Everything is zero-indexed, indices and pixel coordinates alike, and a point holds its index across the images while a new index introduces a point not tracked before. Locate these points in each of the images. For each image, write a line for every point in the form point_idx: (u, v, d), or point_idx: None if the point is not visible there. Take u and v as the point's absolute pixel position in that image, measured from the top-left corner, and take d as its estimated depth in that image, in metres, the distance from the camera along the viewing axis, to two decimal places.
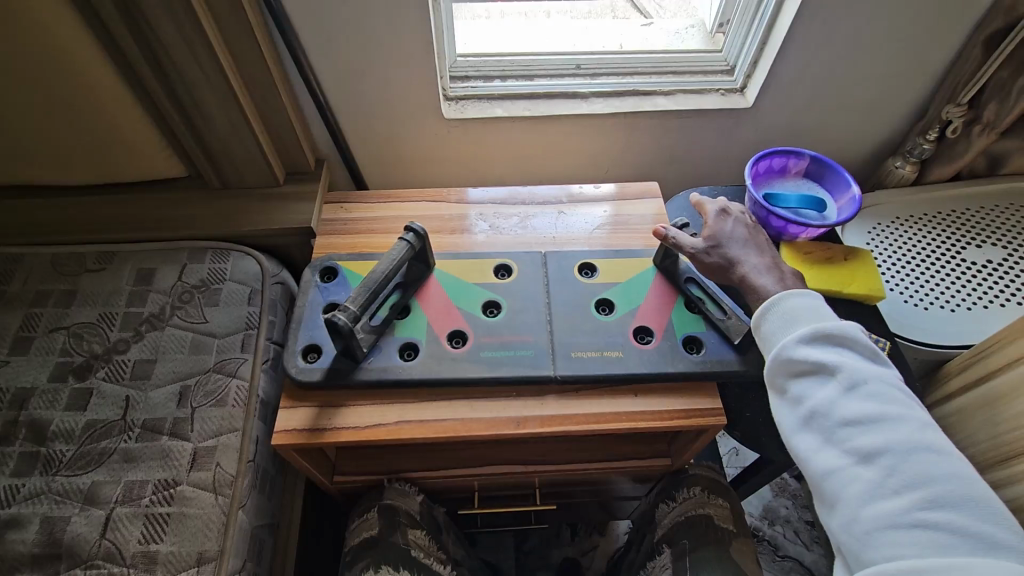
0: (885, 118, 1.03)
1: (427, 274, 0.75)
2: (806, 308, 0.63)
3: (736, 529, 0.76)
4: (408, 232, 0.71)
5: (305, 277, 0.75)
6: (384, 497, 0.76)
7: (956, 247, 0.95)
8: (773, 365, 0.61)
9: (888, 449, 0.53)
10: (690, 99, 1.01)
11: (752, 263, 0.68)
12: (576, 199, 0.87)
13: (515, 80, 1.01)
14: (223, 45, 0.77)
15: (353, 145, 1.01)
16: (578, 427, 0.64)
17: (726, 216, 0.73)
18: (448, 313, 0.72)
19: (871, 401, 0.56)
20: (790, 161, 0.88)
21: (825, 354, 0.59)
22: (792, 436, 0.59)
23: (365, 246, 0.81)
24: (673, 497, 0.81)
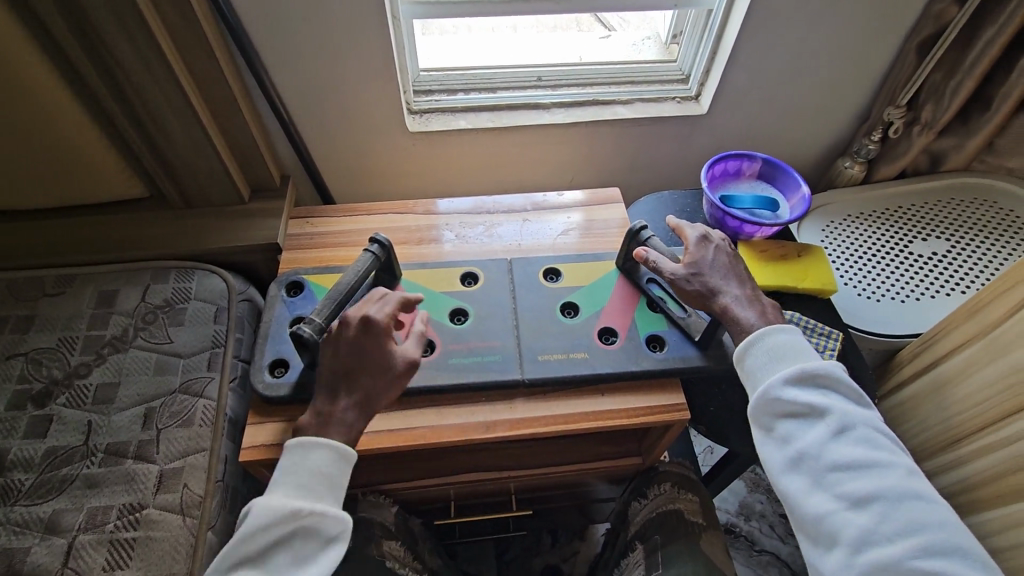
0: (832, 122, 1.08)
1: (394, 284, 0.76)
2: (790, 346, 0.64)
3: (705, 522, 0.78)
4: (373, 243, 0.71)
5: (271, 292, 0.75)
6: (359, 510, 0.76)
7: (903, 241, 1.00)
8: (761, 404, 0.62)
9: (879, 496, 0.56)
10: (649, 107, 1.04)
11: (732, 295, 0.68)
12: (541, 208, 0.89)
13: (477, 93, 1.03)
14: (181, 60, 0.77)
15: (320, 160, 1.02)
16: (546, 429, 0.65)
17: (707, 242, 0.72)
18: (415, 323, 0.73)
19: (859, 447, 0.59)
20: (744, 164, 0.91)
21: (811, 396, 0.61)
22: (780, 476, 0.60)
23: (332, 259, 0.81)
24: (644, 494, 0.82)
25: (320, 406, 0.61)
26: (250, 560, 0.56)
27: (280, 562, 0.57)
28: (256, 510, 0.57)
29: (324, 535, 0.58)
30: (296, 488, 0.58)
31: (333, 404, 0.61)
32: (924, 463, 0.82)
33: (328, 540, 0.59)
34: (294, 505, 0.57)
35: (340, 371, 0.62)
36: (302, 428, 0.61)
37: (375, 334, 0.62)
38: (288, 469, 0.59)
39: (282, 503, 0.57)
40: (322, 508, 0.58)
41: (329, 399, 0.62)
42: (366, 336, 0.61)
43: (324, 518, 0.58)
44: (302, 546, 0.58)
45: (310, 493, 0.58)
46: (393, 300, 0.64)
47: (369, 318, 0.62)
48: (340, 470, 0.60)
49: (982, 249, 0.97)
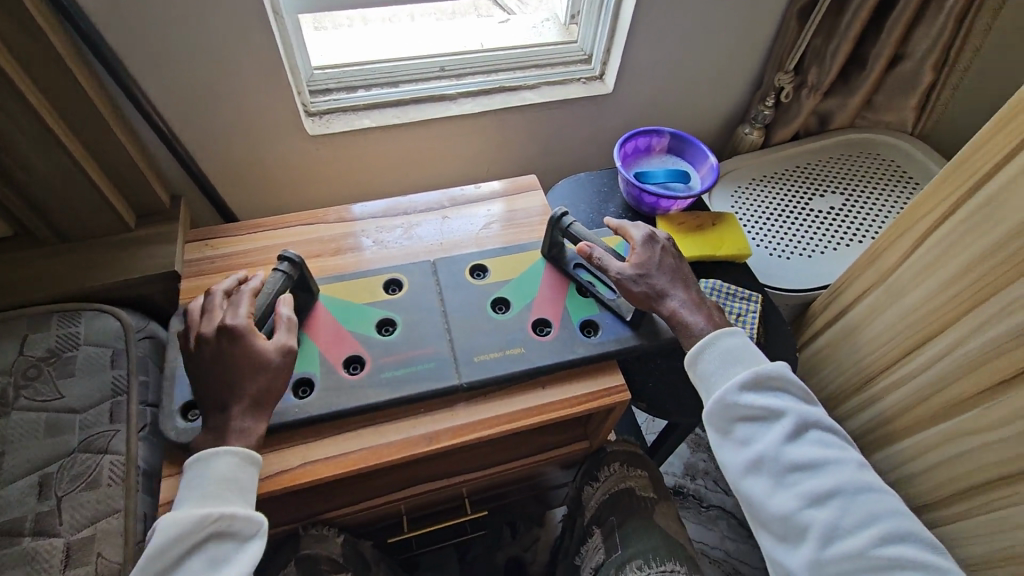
0: (729, 91, 1.12)
1: (312, 302, 0.71)
2: (738, 349, 0.66)
3: (657, 495, 0.80)
4: (282, 261, 0.66)
5: (173, 327, 0.68)
6: (301, 548, 0.71)
7: (804, 200, 1.07)
8: (719, 410, 0.64)
9: (836, 491, 0.60)
10: (555, 90, 1.04)
11: (679, 299, 0.69)
12: (459, 203, 0.86)
13: (379, 88, 0.98)
14: (23, 75, 0.67)
15: (214, 175, 0.93)
16: (490, 432, 0.64)
17: (652, 243, 0.72)
18: (340, 340, 0.68)
19: (813, 446, 0.62)
20: (653, 139, 0.93)
21: (765, 399, 0.64)
22: (743, 478, 0.63)
23: None
24: (595, 477, 0.83)
25: (212, 420, 0.58)
26: (166, 574, 0.54)
27: (195, 570, 0.54)
28: (163, 526, 0.54)
29: (238, 538, 0.56)
30: (203, 495, 0.56)
31: (225, 413, 0.58)
32: (842, 405, 0.89)
33: (243, 542, 0.56)
34: (201, 511, 0.54)
35: (218, 382, 0.59)
36: (200, 447, 0.58)
37: (237, 335, 0.59)
38: (191, 480, 0.56)
39: (188, 513, 0.54)
40: (230, 511, 0.55)
41: (220, 411, 0.59)
42: (228, 343, 0.59)
43: (234, 521, 0.55)
44: (217, 551, 0.55)
45: (218, 499, 0.55)
46: (245, 300, 0.62)
47: (226, 326, 0.60)
48: (247, 473, 0.57)
49: (873, 201, 1.05)
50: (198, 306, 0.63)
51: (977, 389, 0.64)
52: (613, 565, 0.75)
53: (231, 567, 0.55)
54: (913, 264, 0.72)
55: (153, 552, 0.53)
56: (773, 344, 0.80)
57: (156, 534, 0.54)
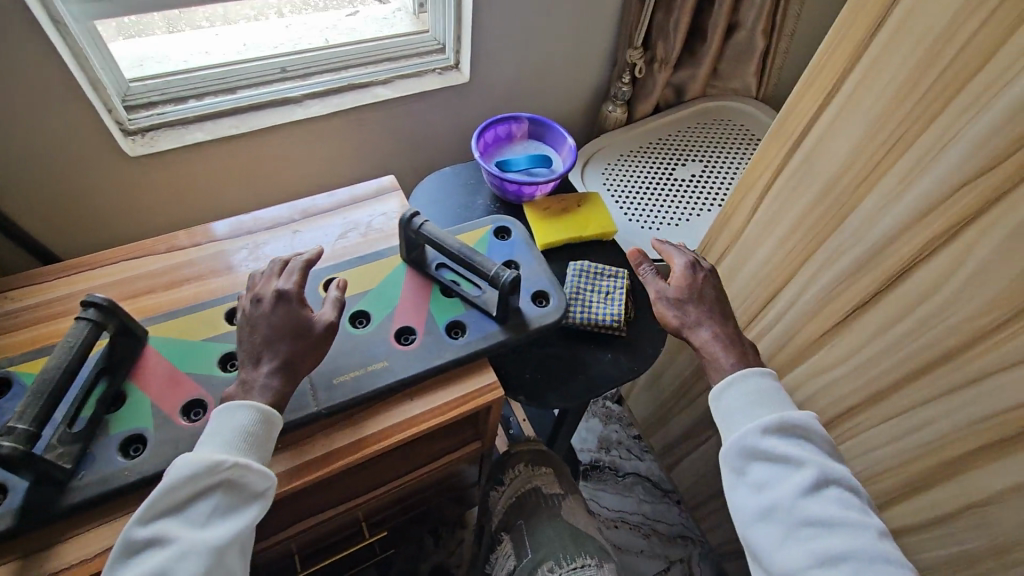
0: (587, 71, 1.13)
1: (139, 348, 0.63)
2: (768, 393, 0.66)
3: (563, 490, 0.80)
4: (86, 307, 0.58)
5: None
6: None
7: (668, 170, 1.10)
8: (736, 446, 0.64)
9: (847, 556, 0.55)
10: (410, 83, 1.00)
11: (711, 329, 0.71)
12: (311, 214, 0.80)
13: (214, 97, 0.89)
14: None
15: (21, 212, 0.81)
16: (355, 456, 0.60)
17: (695, 271, 0.75)
18: (177, 384, 0.61)
19: (833, 506, 0.59)
20: (512, 126, 0.92)
21: (788, 446, 0.62)
22: (753, 524, 0.61)
23: (52, 336, 0.65)
24: (501, 481, 0.82)
25: (243, 374, 0.58)
26: (168, 515, 0.51)
27: (201, 516, 0.52)
28: (180, 464, 0.52)
29: (246, 495, 0.54)
30: (219, 442, 0.54)
31: (256, 368, 0.57)
32: None
33: (249, 501, 0.54)
34: (216, 457, 0.52)
35: (261, 339, 0.58)
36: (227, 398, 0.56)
37: (289, 300, 0.60)
38: (215, 426, 0.54)
39: (205, 455, 0.52)
40: (246, 461, 0.53)
41: (253, 366, 0.58)
42: (276, 306, 0.59)
43: (248, 472, 0.53)
44: (224, 502, 0.53)
45: (236, 448, 0.54)
46: (300, 269, 0.62)
47: (277, 291, 0.60)
48: (268, 430, 0.56)
49: (726, 163, 1.10)
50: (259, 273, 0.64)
51: (823, 330, 0.69)
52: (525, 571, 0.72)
53: (235, 521, 0.52)
54: (756, 224, 0.75)
55: (165, 488, 0.51)
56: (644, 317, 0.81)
57: (174, 469, 0.52)
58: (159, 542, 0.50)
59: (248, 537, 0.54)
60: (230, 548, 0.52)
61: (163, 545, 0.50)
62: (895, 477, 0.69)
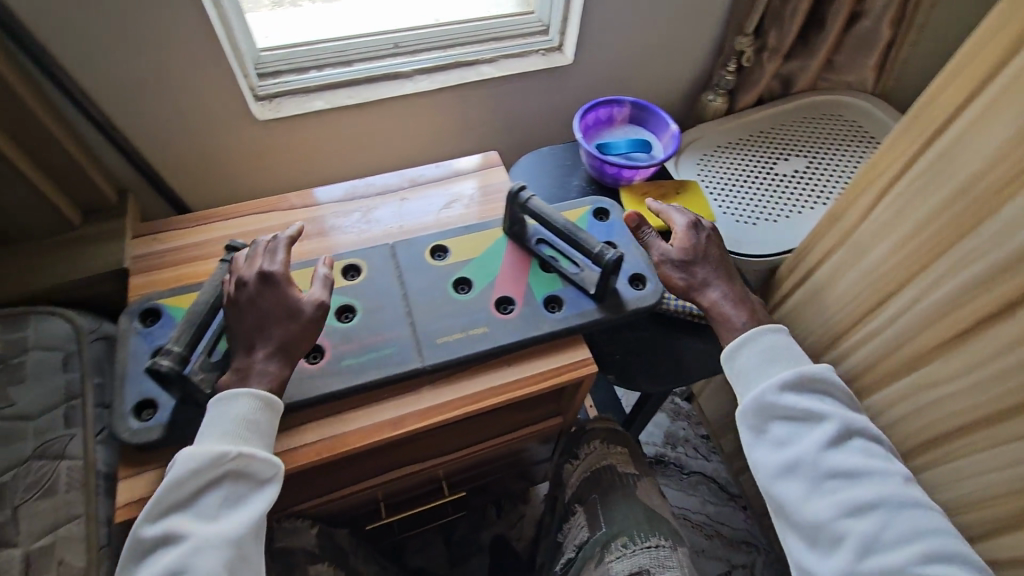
0: (692, 58, 1.11)
1: None
2: (780, 349, 0.70)
3: (638, 471, 0.81)
4: (229, 251, 0.67)
5: (122, 325, 0.66)
6: (275, 540, 0.71)
7: (768, 164, 1.07)
8: (759, 405, 0.68)
9: (876, 504, 0.62)
10: (514, 63, 1.01)
11: (719, 290, 0.73)
12: (416, 185, 0.84)
13: (331, 69, 0.95)
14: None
15: (163, 167, 0.90)
16: (453, 413, 0.64)
17: (697, 229, 0.75)
18: None
19: (856, 456, 0.65)
20: (614, 110, 0.92)
21: (808, 402, 0.67)
22: (777, 478, 0.66)
23: (191, 276, 0.72)
24: (575, 455, 0.85)
25: (237, 361, 0.59)
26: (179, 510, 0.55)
27: (212, 507, 0.55)
28: (181, 461, 0.55)
29: (254, 481, 0.57)
30: (221, 434, 0.56)
31: (250, 354, 0.59)
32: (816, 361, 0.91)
33: (258, 485, 0.57)
34: (220, 448, 0.55)
35: (252, 325, 0.59)
36: (224, 387, 0.58)
37: (275, 282, 0.60)
38: (213, 418, 0.57)
39: (209, 448, 0.55)
40: (249, 451, 0.56)
41: (247, 352, 0.59)
42: (260, 289, 0.60)
43: (252, 461, 0.56)
44: (235, 490, 0.56)
45: (237, 439, 0.56)
46: (282, 247, 0.62)
47: (263, 272, 0.60)
48: (269, 416, 0.58)
49: (831, 161, 1.06)
50: (243, 254, 0.64)
51: (940, 340, 0.66)
52: (597, 543, 0.74)
53: (248, 507, 0.56)
54: (871, 224, 0.72)
55: (172, 483, 0.54)
56: None
57: (176, 465, 0.55)
58: (173, 537, 0.53)
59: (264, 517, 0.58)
60: (247, 531, 0.55)
61: (177, 541, 0.53)
62: (1011, 501, 0.65)
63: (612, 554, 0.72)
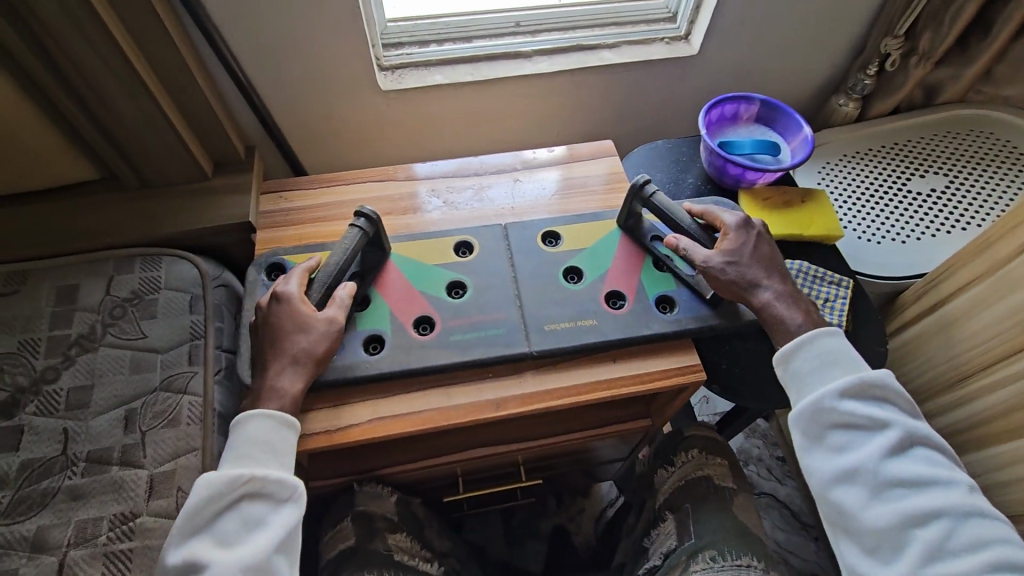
0: (826, 58, 1.03)
1: (384, 259, 0.71)
2: (839, 353, 0.64)
3: (737, 486, 0.78)
4: (359, 217, 0.66)
5: (250, 277, 0.70)
6: (356, 504, 0.74)
7: (901, 179, 0.98)
8: (817, 412, 0.63)
9: (938, 514, 0.59)
10: (636, 51, 0.98)
11: (772, 290, 0.67)
12: (532, 164, 0.84)
13: (452, 44, 0.95)
14: (112, 13, 0.67)
15: (287, 129, 0.93)
16: (557, 402, 0.63)
17: (748, 228, 0.70)
18: (411, 300, 0.69)
19: (918, 465, 0.61)
20: (741, 107, 0.87)
21: (869, 409, 0.62)
22: (833, 487, 0.62)
23: (314, 236, 0.76)
24: (671, 462, 0.83)
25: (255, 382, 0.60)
26: (200, 536, 0.55)
27: (230, 533, 0.55)
28: (198, 487, 0.56)
29: (273, 502, 0.57)
30: (237, 458, 0.57)
31: (262, 376, 0.60)
32: (938, 394, 0.84)
33: (277, 504, 0.57)
34: (234, 472, 0.56)
35: (268, 348, 0.61)
36: (301, 362, 0.60)
37: (285, 304, 0.62)
38: (230, 441, 0.58)
39: (224, 471, 0.56)
40: (263, 473, 0.56)
41: (261, 374, 0.60)
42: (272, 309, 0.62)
43: (266, 482, 0.56)
44: (251, 514, 0.56)
45: (253, 462, 0.57)
46: (296, 274, 0.65)
47: (275, 293, 0.63)
48: (285, 436, 0.58)
49: (977, 182, 0.96)
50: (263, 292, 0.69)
51: None
52: (686, 552, 0.73)
53: (267, 531, 0.56)
54: None
55: (191, 510, 0.55)
56: (867, 332, 0.74)
57: (194, 493, 0.56)
58: (194, 562, 0.54)
59: (285, 541, 0.57)
60: (268, 556, 0.55)
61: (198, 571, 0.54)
62: None
63: (699, 565, 0.70)
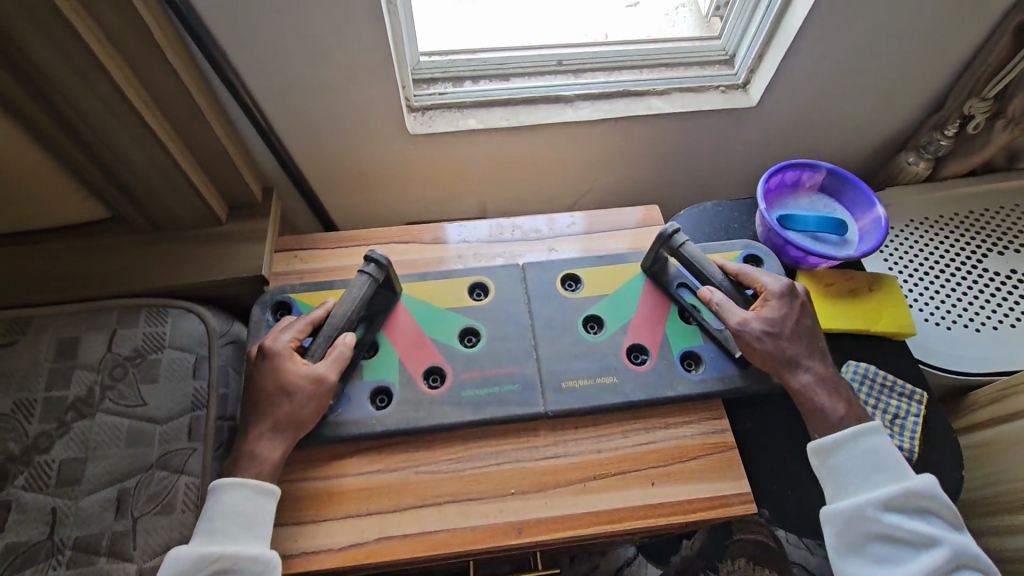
0: (899, 114, 0.93)
1: (394, 301, 0.67)
2: (884, 456, 0.57)
3: None
4: (368, 261, 0.63)
5: (254, 315, 0.67)
6: None
7: (976, 256, 0.88)
8: (854, 518, 0.55)
9: None
10: (689, 98, 0.89)
11: (812, 372, 0.61)
12: (570, 229, 0.77)
13: (488, 82, 0.87)
14: (115, 56, 0.62)
15: (306, 170, 0.87)
16: (587, 530, 0.57)
17: (791, 297, 0.64)
18: (421, 347, 0.65)
19: None
20: (804, 174, 0.78)
21: (914, 523, 0.55)
22: None
23: (325, 273, 0.72)
24: None
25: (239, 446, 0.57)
26: None
27: None
28: (165, 568, 0.52)
29: None
30: (208, 533, 0.53)
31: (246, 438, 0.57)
32: (1008, 511, 0.76)
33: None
34: (203, 549, 0.52)
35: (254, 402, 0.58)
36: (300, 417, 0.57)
37: (274, 358, 0.58)
38: (203, 516, 0.54)
39: (192, 548, 0.52)
40: (233, 547, 0.52)
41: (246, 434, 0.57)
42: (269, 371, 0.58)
43: (236, 556, 0.51)
44: None
45: (224, 535, 0.53)
46: (292, 327, 0.62)
47: (265, 346, 0.59)
48: (263, 505, 0.55)
49: None
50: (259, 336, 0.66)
51: None
52: None
53: None
54: None
55: None
56: (942, 451, 0.65)
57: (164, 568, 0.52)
58: None
59: None
60: None
61: None
62: None
63: None
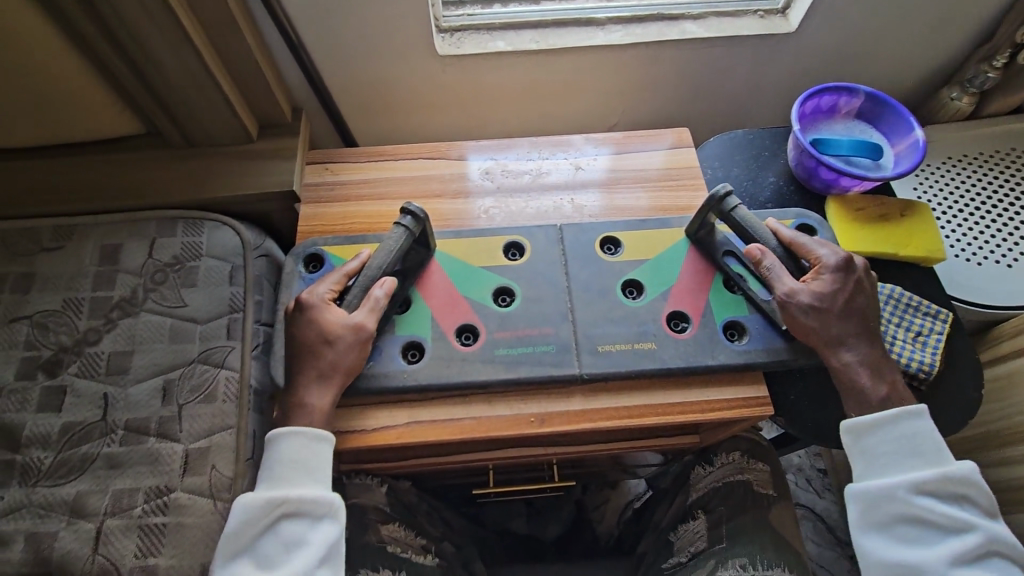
0: (946, 45, 0.90)
1: (428, 258, 0.66)
2: (921, 439, 0.56)
3: (776, 493, 0.71)
4: (405, 214, 0.62)
5: (288, 267, 0.66)
6: (349, 497, 0.69)
7: (1014, 192, 0.86)
8: (883, 500, 0.55)
9: None
10: (725, 24, 0.87)
11: (857, 351, 0.59)
12: (597, 149, 0.77)
13: (518, 5, 0.87)
14: None
15: (337, 91, 0.88)
16: (604, 425, 0.59)
17: (847, 272, 0.61)
18: (454, 306, 0.64)
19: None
20: (841, 99, 0.76)
21: (944, 508, 0.54)
22: None
23: (357, 192, 0.73)
24: (709, 461, 0.76)
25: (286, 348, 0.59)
26: (244, 556, 0.54)
27: (272, 557, 0.53)
28: (237, 509, 0.55)
29: (311, 519, 0.55)
30: (272, 479, 0.56)
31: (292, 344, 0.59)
32: None
33: (315, 522, 0.55)
34: (271, 496, 0.55)
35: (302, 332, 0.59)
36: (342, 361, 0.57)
37: (309, 314, 0.59)
38: (265, 463, 0.56)
39: (259, 495, 0.55)
40: (297, 494, 0.54)
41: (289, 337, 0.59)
42: (307, 321, 0.59)
43: (301, 502, 0.54)
44: (292, 534, 0.54)
45: (287, 483, 0.55)
46: (330, 279, 0.62)
47: (306, 296, 0.60)
48: (319, 450, 0.56)
49: None
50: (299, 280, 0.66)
51: None
52: (712, 559, 0.68)
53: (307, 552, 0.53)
54: None
55: (231, 533, 0.54)
56: (962, 372, 0.66)
57: (233, 516, 0.55)
58: None
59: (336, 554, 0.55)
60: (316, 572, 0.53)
61: None
62: None
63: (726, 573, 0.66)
